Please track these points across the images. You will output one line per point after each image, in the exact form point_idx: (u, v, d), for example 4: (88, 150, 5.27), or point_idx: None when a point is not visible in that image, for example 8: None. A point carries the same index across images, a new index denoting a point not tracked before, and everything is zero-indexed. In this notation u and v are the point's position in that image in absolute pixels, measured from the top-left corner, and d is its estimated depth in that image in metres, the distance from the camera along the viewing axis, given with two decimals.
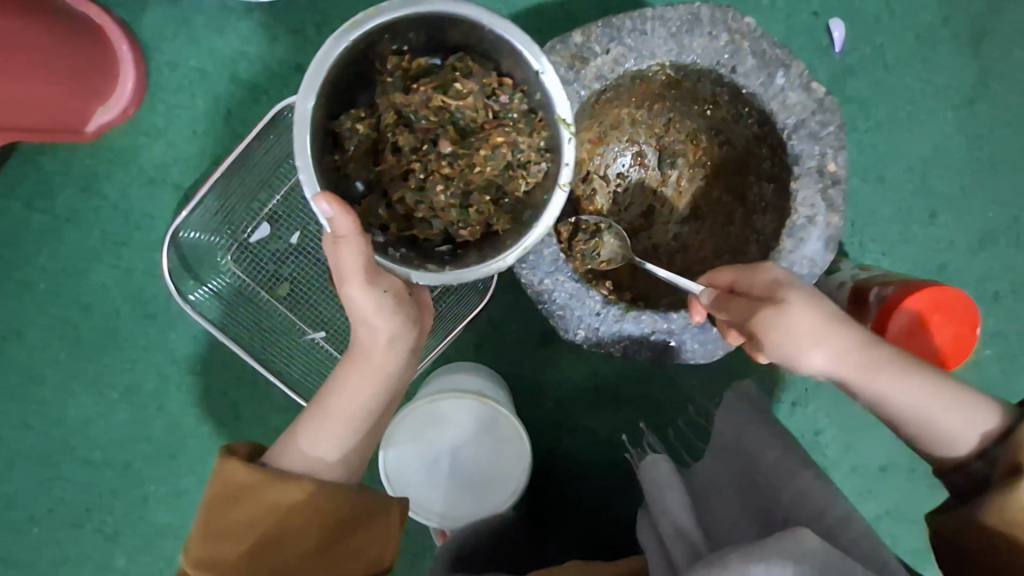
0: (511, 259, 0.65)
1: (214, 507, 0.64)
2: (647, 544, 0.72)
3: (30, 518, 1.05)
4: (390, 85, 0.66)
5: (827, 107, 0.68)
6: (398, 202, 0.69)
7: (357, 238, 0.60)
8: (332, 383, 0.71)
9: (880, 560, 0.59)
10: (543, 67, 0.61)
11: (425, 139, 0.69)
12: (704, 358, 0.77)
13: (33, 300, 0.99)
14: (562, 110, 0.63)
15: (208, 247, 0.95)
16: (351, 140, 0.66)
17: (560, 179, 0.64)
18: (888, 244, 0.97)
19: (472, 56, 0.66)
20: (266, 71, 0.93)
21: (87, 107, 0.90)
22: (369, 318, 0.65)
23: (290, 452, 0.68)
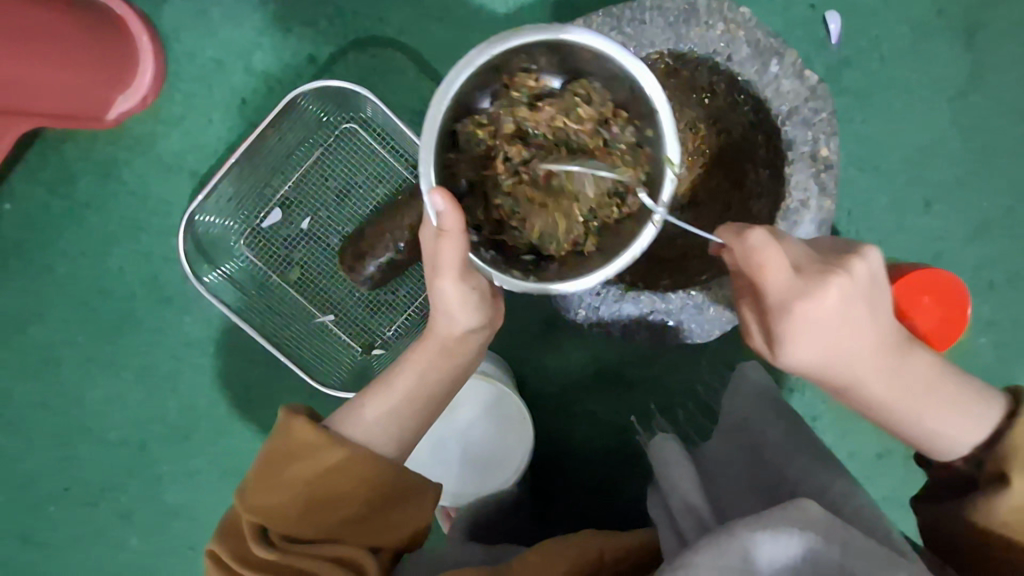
0: (592, 282, 0.61)
1: (273, 462, 0.66)
2: (656, 517, 0.73)
3: (48, 496, 1.08)
4: (516, 99, 0.65)
5: (819, 94, 0.71)
6: (496, 208, 0.67)
7: (458, 235, 0.59)
8: (398, 365, 0.73)
9: (876, 526, 0.60)
10: (663, 107, 0.59)
11: (539, 156, 0.67)
12: (701, 338, 0.79)
13: (54, 283, 1.03)
14: (670, 148, 0.60)
15: (222, 231, 0.98)
16: (468, 143, 0.65)
17: (655, 214, 0.60)
18: (884, 233, 0.99)
19: (596, 84, 0.64)
20: (279, 61, 0.97)
21: (107, 95, 0.93)
22: (451, 310, 0.68)
23: (353, 421, 0.69)
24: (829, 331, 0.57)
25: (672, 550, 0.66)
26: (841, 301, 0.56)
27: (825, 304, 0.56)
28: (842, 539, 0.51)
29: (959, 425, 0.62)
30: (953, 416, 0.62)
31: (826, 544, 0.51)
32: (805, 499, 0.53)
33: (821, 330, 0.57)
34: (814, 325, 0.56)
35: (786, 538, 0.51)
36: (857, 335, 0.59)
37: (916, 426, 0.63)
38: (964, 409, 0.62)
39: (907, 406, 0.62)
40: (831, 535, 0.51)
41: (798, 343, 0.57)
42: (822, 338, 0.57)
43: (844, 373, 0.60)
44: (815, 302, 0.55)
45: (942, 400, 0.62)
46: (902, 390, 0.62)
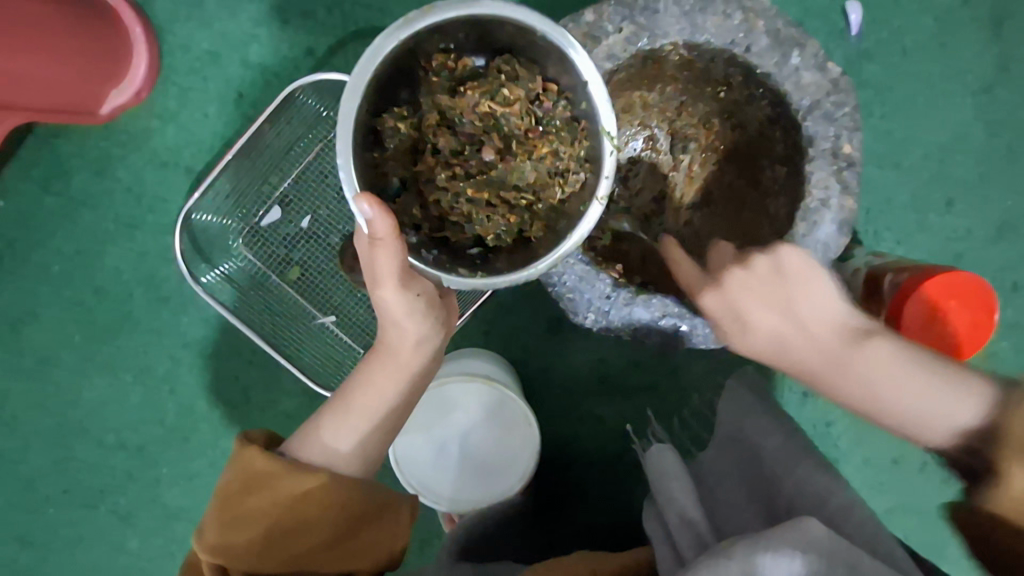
0: (543, 267, 0.62)
1: (230, 495, 0.63)
2: (653, 534, 0.72)
3: (46, 498, 1.06)
4: (435, 85, 0.64)
5: (842, 88, 0.67)
6: (433, 205, 0.67)
7: (393, 241, 0.58)
8: (355, 379, 0.70)
9: (881, 545, 0.57)
10: (592, 76, 0.59)
11: (468, 145, 0.66)
12: (714, 343, 0.75)
13: (49, 282, 1.00)
14: (606, 121, 0.60)
15: (220, 230, 0.96)
16: (390, 139, 0.64)
17: (598, 192, 0.61)
18: (904, 233, 0.95)
19: (521, 60, 0.64)
20: (277, 54, 0.94)
21: (100, 89, 0.91)
22: (399, 320, 0.66)
23: (309, 444, 0.67)
24: (778, 329, 0.63)
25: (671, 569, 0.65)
26: (761, 287, 0.63)
27: (760, 290, 0.63)
28: (843, 560, 0.50)
29: (942, 399, 0.58)
30: (922, 388, 0.58)
31: (828, 565, 0.49)
32: (806, 518, 0.52)
33: (790, 317, 0.62)
34: (754, 325, 0.63)
35: (786, 561, 0.49)
36: (791, 323, 0.62)
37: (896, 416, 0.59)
38: (939, 384, 0.58)
39: (881, 398, 0.59)
40: (834, 558, 0.50)
41: (769, 342, 0.63)
42: (762, 328, 0.63)
43: (795, 358, 0.62)
44: (776, 293, 0.63)
45: (913, 375, 0.59)
46: (846, 379, 0.60)
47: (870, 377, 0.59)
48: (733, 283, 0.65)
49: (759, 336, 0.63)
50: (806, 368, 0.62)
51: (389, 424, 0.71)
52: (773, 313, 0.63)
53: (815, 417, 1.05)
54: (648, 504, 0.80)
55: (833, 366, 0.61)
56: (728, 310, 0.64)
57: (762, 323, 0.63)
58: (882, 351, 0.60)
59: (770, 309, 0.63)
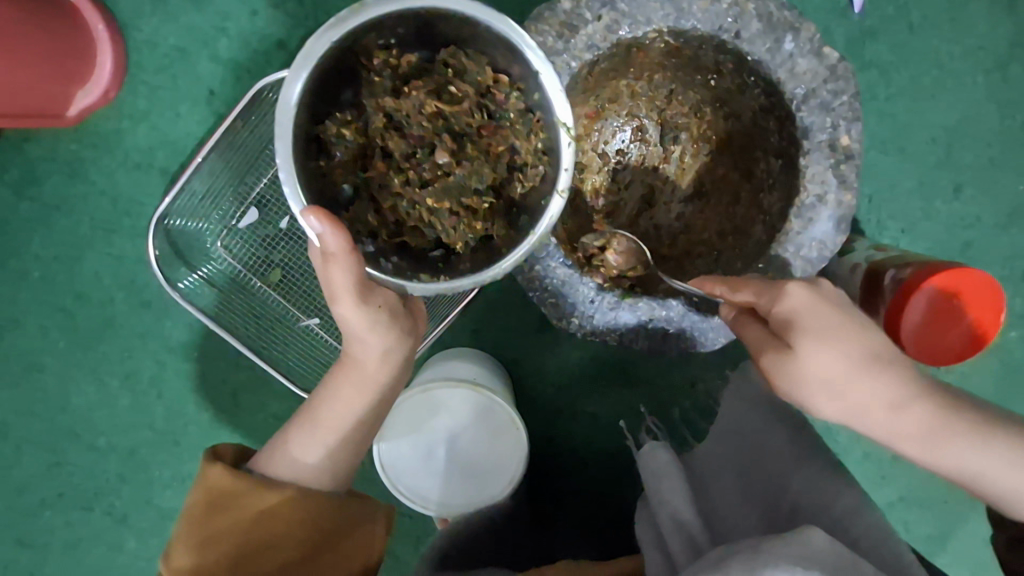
0: (507, 268, 0.59)
1: (196, 514, 0.65)
2: (644, 537, 0.71)
3: (42, 502, 1.07)
4: (378, 87, 0.62)
5: (840, 74, 0.63)
6: (389, 211, 0.65)
7: (348, 255, 0.56)
8: (325, 391, 0.71)
9: (888, 551, 0.57)
10: (544, 66, 0.56)
11: (419, 147, 0.65)
12: (704, 346, 0.72)
13: (30, 288, 0.99)
14: (561, 112, 0.57)
15: (196, 233, 0.93)
16: (336, 146, 0.62)
17: (559, 184, 0.59)
18: (909, 221, 0.91)
19: (466, 53, 0.61)
20: (246, 48, 0.90)
21: (66, 91, 0.87)
22: (363, 334, 0.65)
23: (278, 459, 0.69)
24: (850, 354, 0.56)
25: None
26: (838, 315, 0.57)
27: (838, 323, 0.56)
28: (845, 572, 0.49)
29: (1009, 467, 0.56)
30: (1013, 454, 0.56)
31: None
32: (809, 530, 0.51)
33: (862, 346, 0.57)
34: (824, 346, 0.56)
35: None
36: (864, 354, 0.56)
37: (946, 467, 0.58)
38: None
39: (966, 455, 0.57)
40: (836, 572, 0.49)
41: (853, 379, 0.56)
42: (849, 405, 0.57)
43: (856, 397, 0.56)
44: (848, 322, 0.57)
45: (996, 441, 0.57)
46: (925, 428, 0.57)
47: (954, 432, 0.57)
48: (809, 297, 0.57)
49: (826, 359, 0.56)
50: (893, 413, 0.57)
51: (359, 435, 0.72)
52: (849, 338, 0.56)
53: None
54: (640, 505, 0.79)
55: (906, 425, 0.57)
56: (813, 314, 0.57)
57: (829, 346, 0.56)
58: (968, 415, 0.57)
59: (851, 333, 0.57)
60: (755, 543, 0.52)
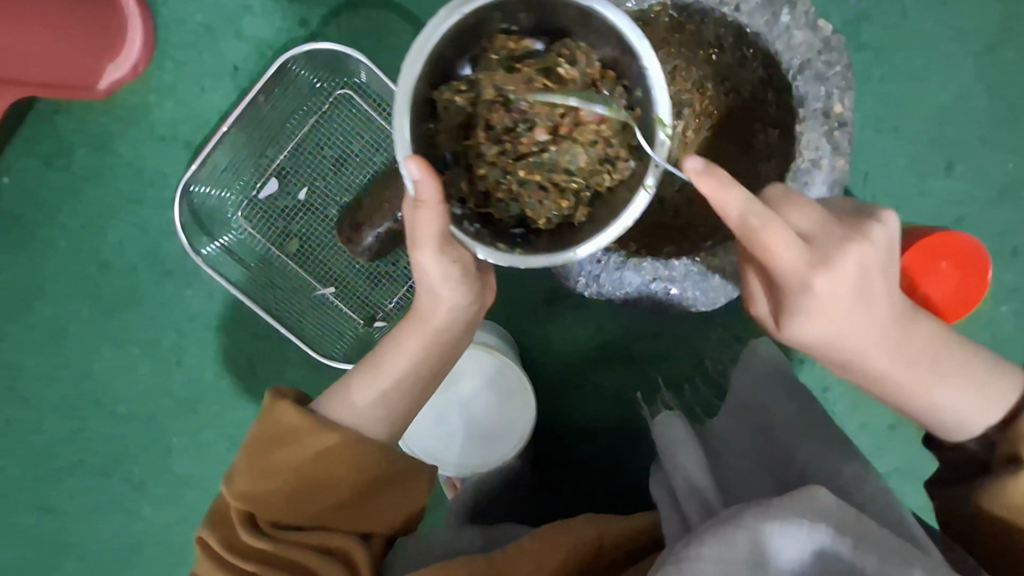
0: (582, 254, 0.59)
1: (260, 446, 0.68)
2: (658, 498, 0.74)
3: (63, 467, 1.10)
4: (494, 64, 0.64)
5: (833, 47, 0.67)
6: (480, 179, 0.67)
7: (438, 206, 0.59)
8: (388, 342, 0.74)
9: (894, 516, 0.59)
10: (650, 60, 0.57)
11: (521, 123, 0.65)
12: (704, 305, 0.77)
13: (57, 256, 1.03)
14: (661, 107, 0.57)
15: (219, 203, 0.97)
16: (446, 111, 0.64)
17: (646, 179, 0.58)
18: (902, 197, 0.95)
19: (579, 44, 0.63)
20: (270, 26, 0.94)
21: (98, 64, 0.92)
22: (434, 286, 0.68)
23: (341, 405, 0.71)
24: (855, 301, 0.54)
25: (676, 533, 0.66)
26: (868, 270, 0.53)
27: (851, 271, 0.53)
28: (853, 527, 0.50)
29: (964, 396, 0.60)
30: (964, 385, 0.60)
31: (837, 534, 0.50)
32: (815, 487, 0.52)
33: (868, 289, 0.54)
34: (835, 298, 0.53)
35: (795, 527, 0.49)
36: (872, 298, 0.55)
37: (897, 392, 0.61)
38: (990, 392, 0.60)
39: (916, 382, 0.60)
40: (842, 527, 0.50)
41: (845, 326, 0.55)
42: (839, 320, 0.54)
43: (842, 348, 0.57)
44: (870, 273, 0.54)
45: (944, 367, 0.60)
46: (898, 369, 0.59)
47: (912, 364, 0.59)
48: (860, 252, 0.53)
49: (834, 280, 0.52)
50: (863, 352, 0.57)
51: (418, 394, 0.74)
52: (867, 280, 0.54)
53: (814, 383, 1.05)
54: (653, 469, 0.82)
55: (881, 359, 0.58)
56: (820, 257, 0.53)
57: (845, 303, 0.54)
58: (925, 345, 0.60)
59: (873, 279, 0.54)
60: (761, 500, 0.52)
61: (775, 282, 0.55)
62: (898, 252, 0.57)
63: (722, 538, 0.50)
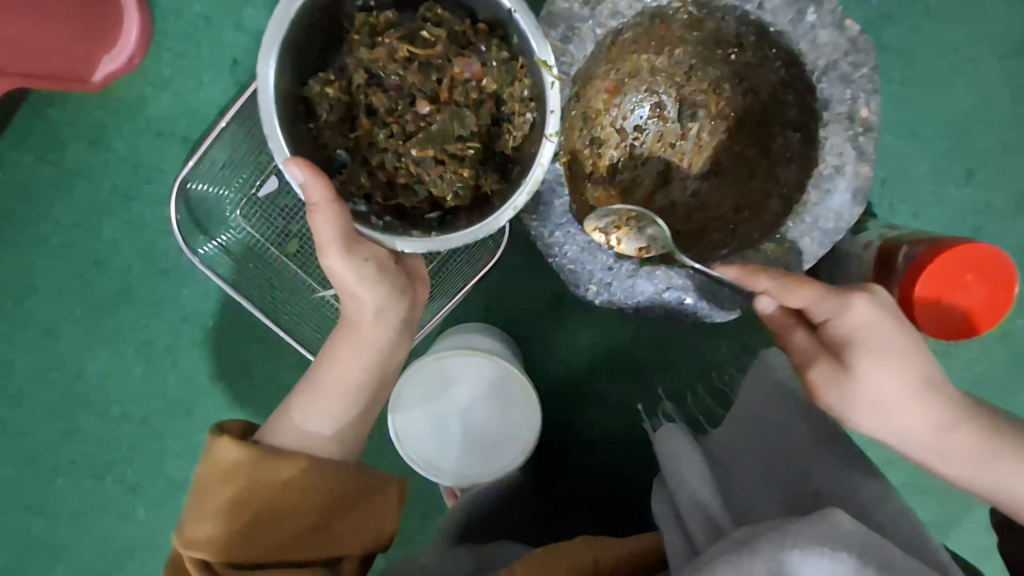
0: (501, 220, 0.63)
1: (208, 486, 0.66)
2: (660, 514, 0.72)
3: (54, 469, 1.08)
4: (357, 43, 0.66)
5: (861, 47, 0.63)
6: (379, 168, 0.69)
7: (332, 205, 0.60)
8: (326, 358, 0.73)
9: (917, 538, 0.56)
10: (517, 5, 0.58)
11: (401, 100, 0.68)
12: (717, 314, 0.73)
13: (49, 254, 1.00)
14: (540, 50, 0.59)
15: (217, 201, 0.94)
16: (322, 107, 0.66)
17: (547, 129, 0.61)
18: (921, 205, 0.92)
19: (443, 7, 0.67)
20: (271, 18, 0.91)
21: (93, 54, 0.89)
22: (354, 292, 0.67)
23: (282, 430, 0.71)
24: (928, 377, 0.58)
25: (683, 555, 0.63)
26: (903, 339, 0.57)
27: (892, 342, 0.57)
28: (876, 555, 0.48)
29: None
30: None
31: (859, 563, 0.48)
32: (835, 511, 0.50)
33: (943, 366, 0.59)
34: (896, 367, 0.57)
35: (815, 557, 0.48)
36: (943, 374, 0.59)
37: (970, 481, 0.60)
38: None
39: (996, 478, 0.59)
40: (864, 554, 0.48)
41: (928, 404, 0.58)
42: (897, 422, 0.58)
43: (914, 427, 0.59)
44: (913, 347, 0.58)
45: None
46: (975, 457, 0.59)
47: (994, 456, 0.59)
48: (868, 316, 0.57)
49: (881, 375, 0.57)
50: (938, 432, 0.59)
51: (359, 401, 0.74)
52: (919, 356, 0.58)
53: None
54: (658, 484, 0.79)
55: (964, 443, 0.59)
56: (880, 330, 0.57)
57: (896, 375, 0.57)
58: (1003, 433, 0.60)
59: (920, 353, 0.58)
60: (778, 526, 0.51)
61: (831, 341, 0.59)
62: (904, 320, 0.58)
63: (739, 566, 0.49)
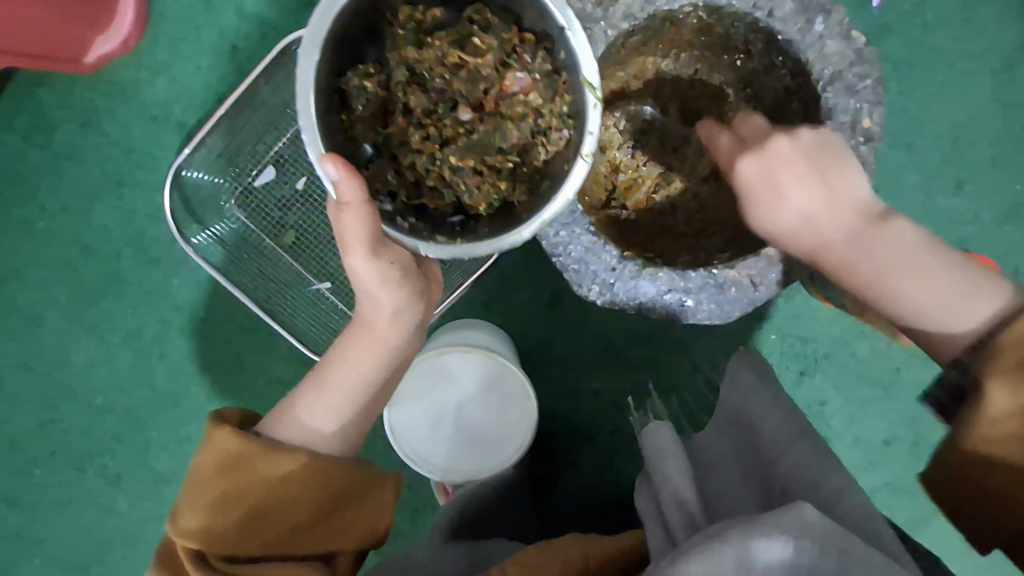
0: (525, 234, 0.61)
1: (206, 476, 0.65)
2: (644, 510, 0.71)
3: (34, 460, 1.05)
4: (402, 40, 0.65)
5: (866, 58, 0.64)
6: (408, 168, 0.68)
7: (360, 205, 0.59)
8: (335, 357, 0.73)
9: (873, 530, 0.56)
10: (569, 22, 0.57)
11: (441, 103, 0.68)
12: (719, 321, 0.73)
13: (34, 238, 0.97)
14: (588, 71, 0.58)
15: (211, 190, 0.92)
16: (358, 99, 0.64)
17: (583, 148, 0.60)
18: (912, 214, 0.94)
19: (492, 11, 0.65)
20: (274, 4, 0.89)
21: (86, 35, 0.87)
22: (371, 289, 0.67)
23: (287, 423, 0.70)
24: (812, 208, 0.61)
25: (661, 548, 0.63)
26: (809, 163, 0.61)
27: (786, 180, 0.61)
28: (839, 544, 0.49)
29: (943, 290, 0.58)
30: (936, 284, 0.58)
31: (821, 552, 0.49)
32: (804, 502, 0.51)
33: (846, 189, 0.61)
34: (784, 194, 0.61)
35: (779, 545, 0.49)
36: (838, 193, 0.61)
37: (860, 281, 0.61)
38: (953, 283, 0.58)
39: (890, 273, 0.59)
40: (827, 542, 0.49)
41: (853, 217, 0.61)
42: (789, 202, 0.61)
43: (808, 233, 0.61)
44: (820, 174, 0.60)
45: (927, 263, 0.59)
46: (862, 253, 0.60)
47: (893, 248, 0.59)
48: (784, 151, 0.61)
49: (799, 189, 0.61)
50: (821, 245, 0.61)
51: (369, 402, 0.74)
52: (806, 182, 0.61)
53: (812, 396, 1.04)
54: (639, 480, 0.79)
55: (859, 224, 0.61)
56: (761, 182, 0.62)
57: (799, 197, 0.61)
58: (904, 242, 0.60)
59: (813, 183, 0.61)
60: (748, 516, 0.51)
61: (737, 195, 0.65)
62: (839, 155, 0.61)
63: (709, 557, 0.50)
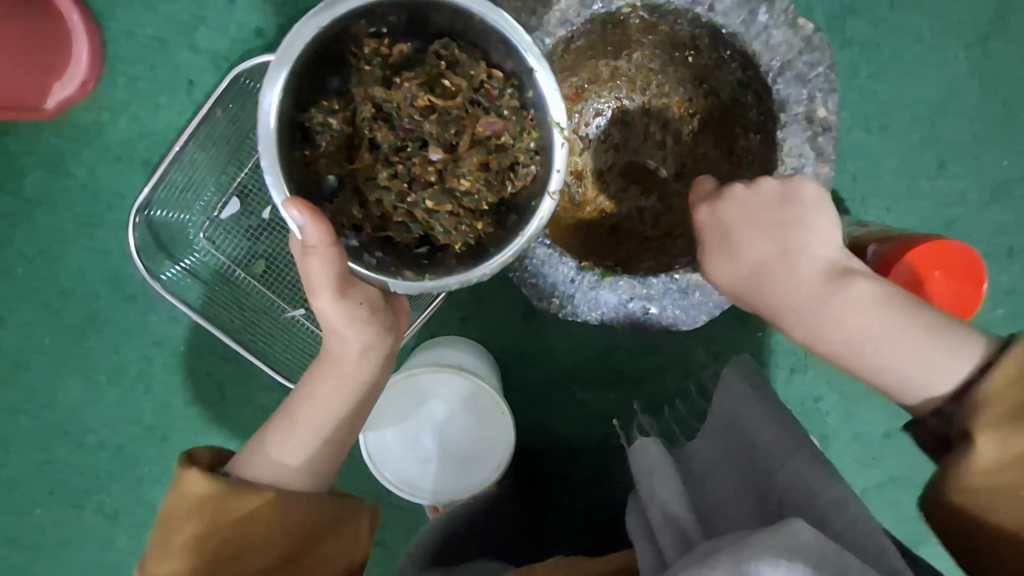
0: (494, 267, 0.61)
1: (173, 520, 0.64)
2: (634, 530, 0.69)
3: (32, 500, 1.06)
4: (368, 76, 0.64)
5: (815, 46, 0.62)
6: (374, 204, 0.66)
7: (326, 247, 0.58)
8: (304, 392, 0.72)
9: (874, 544, 0.53)
10: (538, 65, 0.58)
11: (410, 141, 0.65)
12: (687, 324, 0.71)
13: (14, 284, 0.98)
14: (555, 111, 0.59)
15: (179, 224, 0.93)
16: (321, 135, 0.63)
17: (548, 186, 0.60)
18: (892, 199, 0.90)
19: (458, 46, 0.63)
20: (225, 36, 0.90)
21: (43, 82, 0.88)
22: (339, 330, 0.66)
23: (256, 461, 0.69)
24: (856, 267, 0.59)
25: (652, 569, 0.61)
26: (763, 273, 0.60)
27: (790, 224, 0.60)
28: (834, 566, 0.46)
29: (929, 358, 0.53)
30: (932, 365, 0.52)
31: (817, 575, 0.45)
32: (794, 522, 0.48)
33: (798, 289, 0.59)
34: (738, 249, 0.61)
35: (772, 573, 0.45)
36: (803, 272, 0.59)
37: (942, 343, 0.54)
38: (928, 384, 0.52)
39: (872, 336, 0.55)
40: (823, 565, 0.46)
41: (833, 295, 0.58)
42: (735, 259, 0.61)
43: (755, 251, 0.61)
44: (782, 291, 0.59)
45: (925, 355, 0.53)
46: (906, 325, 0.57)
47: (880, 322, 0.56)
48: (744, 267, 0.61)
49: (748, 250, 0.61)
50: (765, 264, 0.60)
51: (337, 437, 0.72)
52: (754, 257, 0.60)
53: (805, 393, 1.00)
54: (632, 498, 0.76)
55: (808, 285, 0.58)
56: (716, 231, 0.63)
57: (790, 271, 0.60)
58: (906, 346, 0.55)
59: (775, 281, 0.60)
60: (739, 541, 0.49)
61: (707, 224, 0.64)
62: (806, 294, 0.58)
63: None
